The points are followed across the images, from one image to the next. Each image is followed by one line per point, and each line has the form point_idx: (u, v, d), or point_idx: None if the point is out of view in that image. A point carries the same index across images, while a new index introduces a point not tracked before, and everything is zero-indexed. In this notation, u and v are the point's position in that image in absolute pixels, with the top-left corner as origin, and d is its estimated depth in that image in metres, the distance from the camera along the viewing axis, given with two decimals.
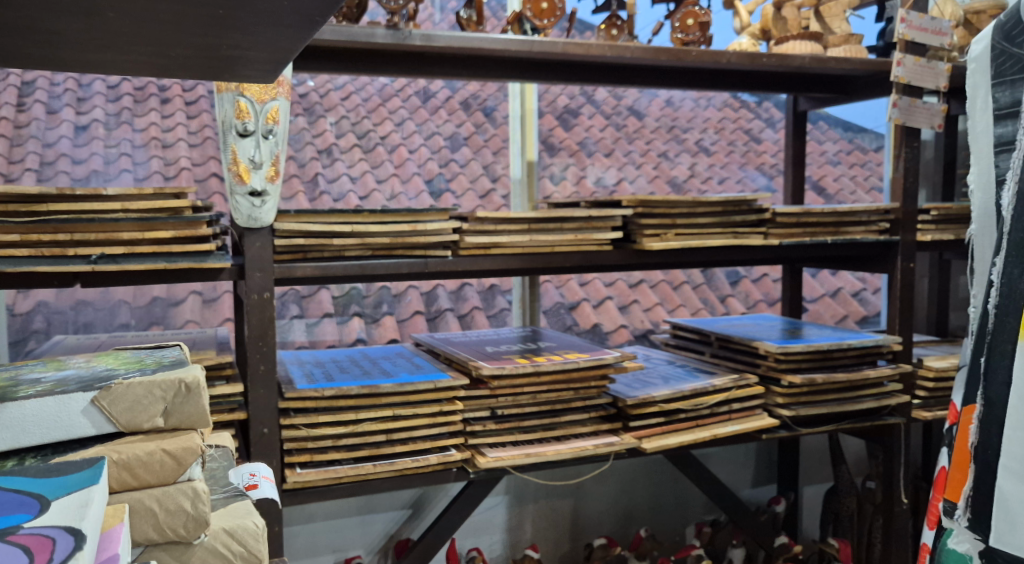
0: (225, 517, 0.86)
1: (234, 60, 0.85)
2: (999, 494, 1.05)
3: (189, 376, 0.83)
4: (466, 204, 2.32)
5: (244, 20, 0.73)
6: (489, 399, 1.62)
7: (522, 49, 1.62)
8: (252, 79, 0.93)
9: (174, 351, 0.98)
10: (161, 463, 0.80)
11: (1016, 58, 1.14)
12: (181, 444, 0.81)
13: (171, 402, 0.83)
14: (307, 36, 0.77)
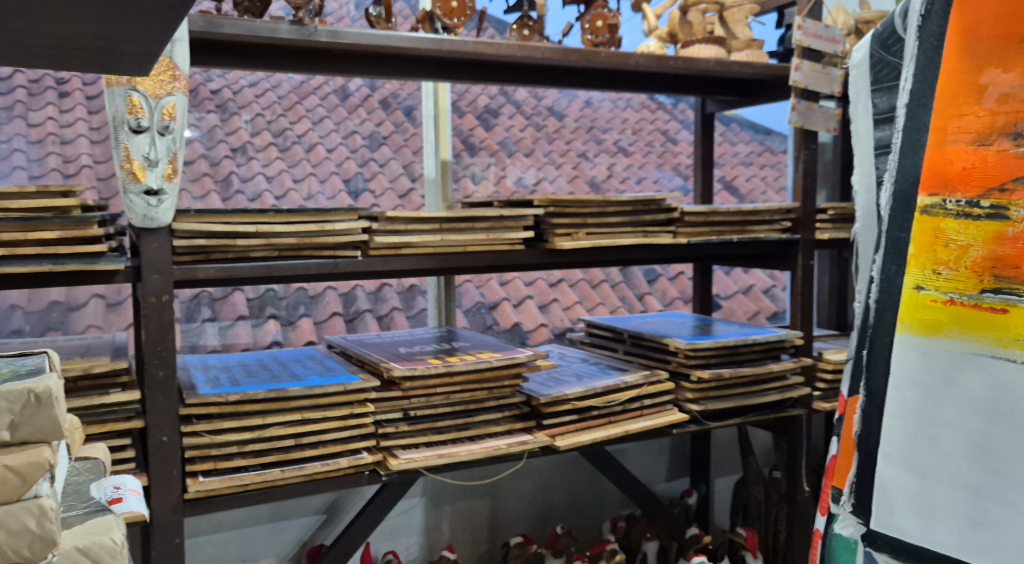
0: (80, 535, 0.85)
1: (110, 52, 0.84)
2: (881, 479, 1.11)
3: (40, 386, 0.81)
4: (385, 203, 2.27)
5: (111, 13, 0.73)
6: (401, 400, 1.62)
7: (432, 48, 1.61)
8: (129, 70, 0.93)
9: (37, 360, 0.96)
10: (4, 480, 0.79)
11: (891, 66, 1.20)
12: (27, 459, 0.80)
13: (19, 414, 0.81)
14: (176, 27, 0.77)
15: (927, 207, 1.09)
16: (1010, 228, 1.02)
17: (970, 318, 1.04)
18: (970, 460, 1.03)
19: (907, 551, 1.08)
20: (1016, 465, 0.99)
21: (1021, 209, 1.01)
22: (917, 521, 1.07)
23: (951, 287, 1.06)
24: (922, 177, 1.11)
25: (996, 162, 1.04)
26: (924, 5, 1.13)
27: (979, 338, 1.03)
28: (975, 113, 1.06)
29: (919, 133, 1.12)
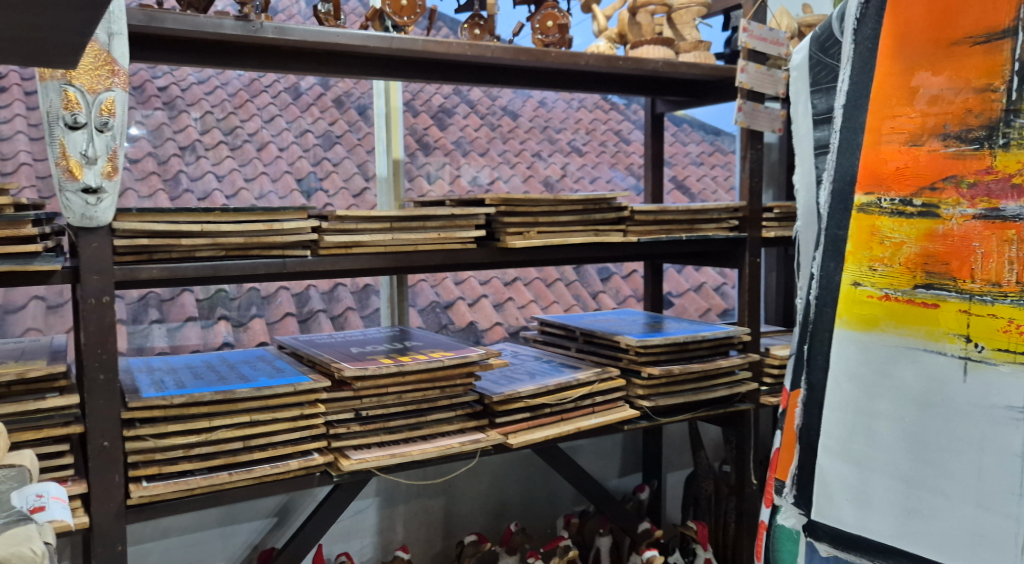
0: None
1: (41, 44, 0.87)
2: (821, 471, 1.14)
3: None
4: (339, 203, 2.24)
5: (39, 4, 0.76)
6: (353, 400, 1.61)
7: (382, 46, 1.60)
8: (59, 63, 0.95)
9: None
10: None
11: (829, 69, 1.22)
12: None
13: None
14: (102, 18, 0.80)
15: (863, 206, 1.13)
16: (941, 226, 1.06)
17: (904, 313, 1.08)
18: (905, 451, 1.07)
19: (845, 540, 1.11)
20: (948, 454, 1.03)
21: (950, 207, 1.06)
22: (855, 511, 1.10)
23: (886, 282, 1.10)
24: (859, 176, 1.14)
25: (927, 162, 1.08)
26: (859, 9, 1.16)
27: (913, 332, 1.07)
28: (907, 114, 1.10)
29: (855, 133, 1.15)
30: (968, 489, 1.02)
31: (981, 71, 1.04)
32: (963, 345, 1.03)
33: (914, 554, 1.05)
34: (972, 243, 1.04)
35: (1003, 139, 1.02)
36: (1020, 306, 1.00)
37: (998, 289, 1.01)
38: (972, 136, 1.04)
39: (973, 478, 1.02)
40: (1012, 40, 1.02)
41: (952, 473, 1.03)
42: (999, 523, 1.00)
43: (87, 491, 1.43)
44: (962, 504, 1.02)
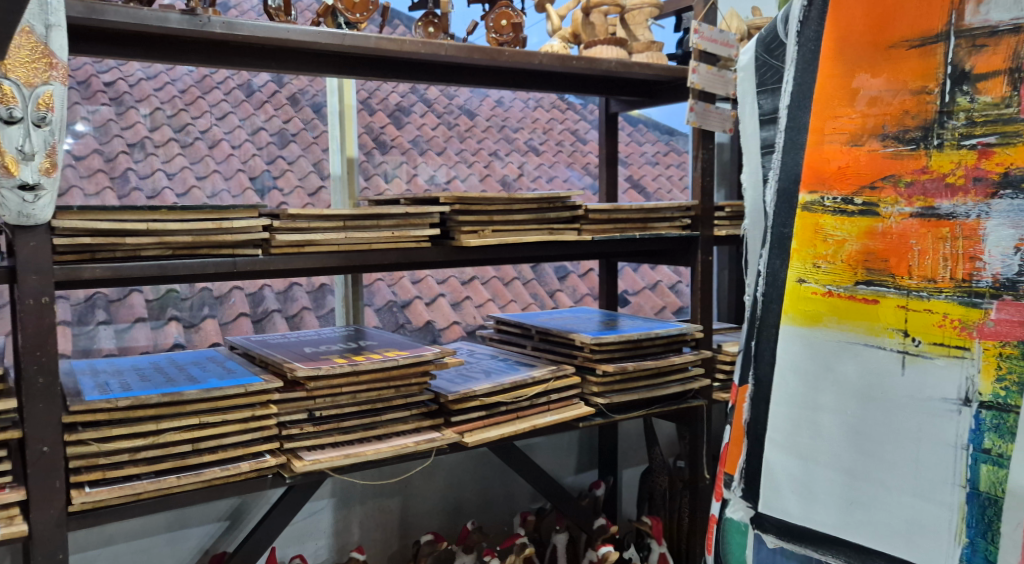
0: None
1: None
2: (768, 465, 1.16)
3: None
4: (294, 201, 2.21)
5: None
6: (306, 401, 1.60)
7: (334, 42, 1.59)
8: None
9: None
10: None
11: (774, 69, 1.24)
12: None
13: None
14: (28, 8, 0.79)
15: (807, 204, 1.15)
16: (880, 224, 1.09)
17: (846, 308, 1.10)
18: (847, 443, 1.09)
19: (790, 531, 1.13)
20: (887, 446, 1.06)
21: (889, 206, 1.09)
22: (799, 502, 1.13)
23: (830, 279, 1.13)
24: (803, 175, 1.16)
25: (867, 162, 1.11)
26: (803, 12, 1.18)
27: (855, 327, 1.10)
28: (848, 115, 1.12)
29: (799, 133, 1.17)
30: (906, 479, 1.05)
31: (916, 74, 1.07)
32: (901, 339, 1.06)
33: (856, 544, 1.08)
34: (910, 240, 1.07)
35: (938, 140, 1.05)
36: (954, 302, 1.03)
37: (933, 285, 1.05)
38: (909, 137, 1.07)
39: (911, 468, 1.05)
40: (945, 44, 1.05)
41: (891, 464, 1.06)
42: (935, 511, 1.03)
43: (26, 498, 1.39)
44: (901, 495, 1.05)
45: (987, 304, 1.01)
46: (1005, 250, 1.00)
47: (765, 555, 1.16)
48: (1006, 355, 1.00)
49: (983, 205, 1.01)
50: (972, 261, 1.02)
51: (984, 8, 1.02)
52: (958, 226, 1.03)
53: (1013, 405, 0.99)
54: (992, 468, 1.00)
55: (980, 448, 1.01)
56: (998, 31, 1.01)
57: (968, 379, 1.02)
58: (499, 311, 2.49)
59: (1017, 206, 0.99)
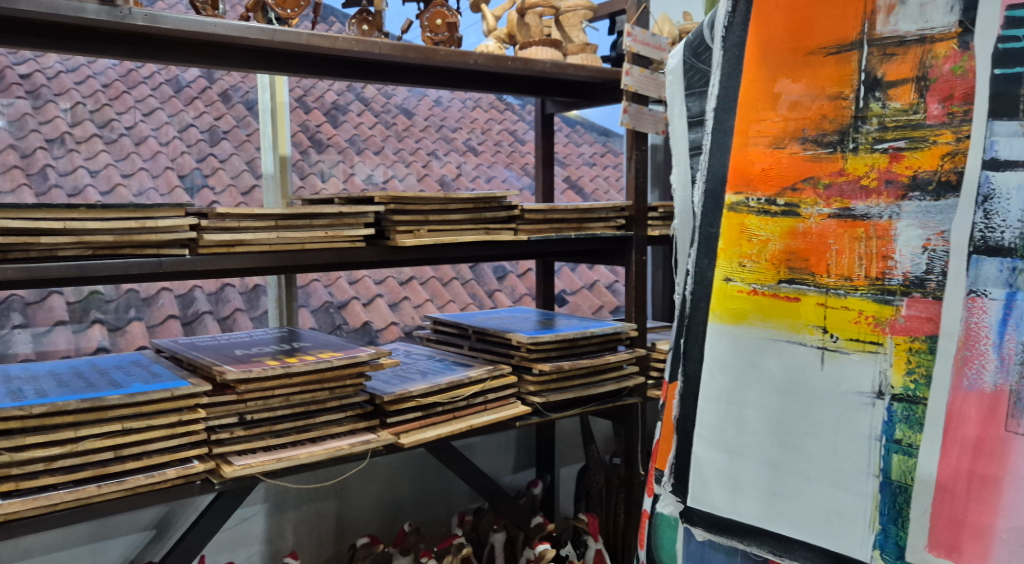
0: None
1: None
2: (696, 459, 1.19)
3: None
4: (227, 200, 2.18)
5: None
6: (237, 404, 1.57)
7: (264, 38, 1.56)
8: None
9: None
10: None
11: (701, 73, 1.27)
12: None
13: None
14: None
15: (733, 205, 1.18)
16: (801, 224, 1.13)
17: (770, 306, 1.14)
18: (771, 436, 1.13)
19: (717, 524, 1.17)
20: (807, 438, 1.10)
21: (809, 207, 1.12)
22: (726, 495, 1.16)
23: (754, 278, 1.16)
24: (728, 176, 1.19)
25: (789, 164, 1.14)
26: (727, 17, 1.21)
27: (777, 324, 1.13)
28: (771, 118, 1.16)
29: (725, 135, 1.20)
30: (825, 470, 1.09)
31: (833, 80, 1.11)
32: (820, 336, 1.10)
33: (779, 535, 1.12)
34: (829, 240, 1.10)
35: (853, 144, 1.09)
36: (869, 299, 1.07)
37: (850, 283, 1.09)
38: (826, 141, 1.11)
39: (830, 459, 1.09)
40: (858, 52, 1.09)
41: (810, 455, 1.10)
42: (851, 500, 1.07)
43: None
44: (820, 485, 1.09)
45: (898, 302, 1.05)
46: (914, 249, 1.04)
47: (694, 548, 1.21)
48: (915, 349, 1.04)
49: (895, 206, 1.06)
50: (885, 260, 1.06)
51: (893, 19, 1.07)
52: (872, 226, 1.07)
53: (922, 397, 1.04)
54: (903, 458, 1.04)
55: (892, 438, 1.05)
56: (906, 41, 1.06)
57: (881, 372, 1.06)
58: (438, 311, 2.49)
59: (925, 208, 1.04)
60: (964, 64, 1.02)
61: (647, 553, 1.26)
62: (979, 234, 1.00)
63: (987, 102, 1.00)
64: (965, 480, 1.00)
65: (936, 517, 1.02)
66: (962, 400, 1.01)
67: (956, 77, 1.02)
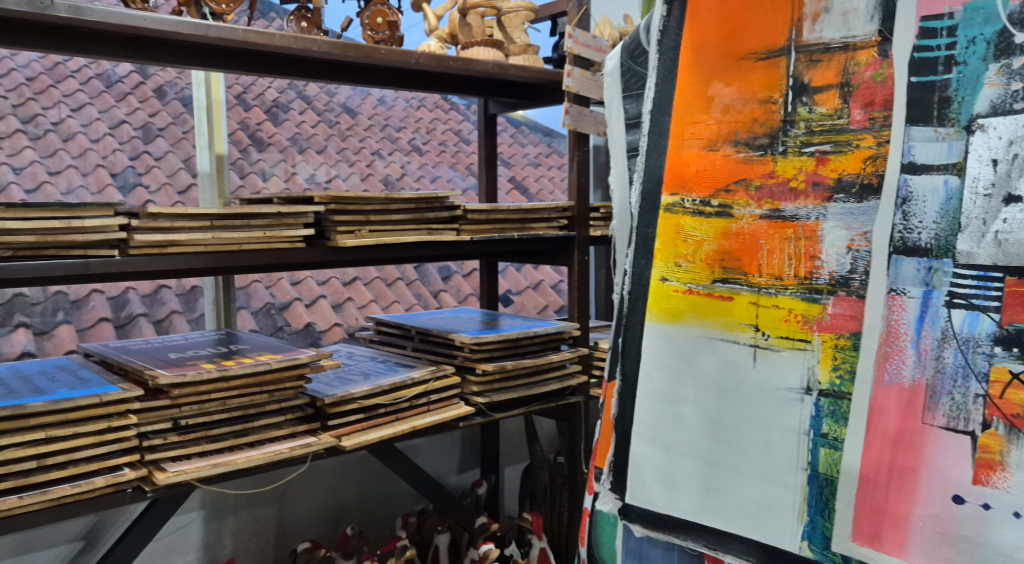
0: None
1: None
2: (634, 456, 1.22)
3: None
4: (161, 199, 2.11)
5: None
6: (171, 409, 1.54)
7: (197, 33, 1.53)
8: None
9: None
10: None
11: (638, 75, 1.29)
12: None
13: None
14: None
15: (669, 206, 1.21)
16: (734, 225, 1.16)
17: (704, 305, 1.17)
18: (705, 433, 1.16)
19: (654, 520, 1.19)
20: (740, 434, 1.13)
21: (741, 208, 1.15)
22: (662, 492, 1.19)
23: (689, 278, 1.19)
24: (664, 178, 1.22)
25: (722, 166, 1.17)
26: (662, 21, 1.23)
27: (712, 323, 1.16)
28: (704, 121, 1.19)
29: (661, 137, 1.23)
30: (756, 465, 1.12)
31: (764, 84, 1.14)
32: (753, 334, 1.13)
33: (713, 529, 1.14)
34: (760, 240, 1.14)
35: (782, 147, 1.12)
36: (798, 298, 1.10)
37: (780, 282, 1.12)
38: (758, 143, 1.14)
39: (761, 453, 1.12)
40: (786, 57, 1.12)
41: (743, 450, 1.13)
42: (781, 493, 1.10)
43: None
44: (752, 479, 1.12)
45: (825, 300, 1.08)
46: (839, 250, 1.08)
47: (632, 545, 1.23)
48: (840, 346, 1.07)
49: (822, 207, 1.09)
50: (812, 260, 1.09)
51: (818, 26, 1.10)
52: (801, 227, 1.10)
53: (846, 392, 1.07)
54: (829, 451, 1.07)
55: (819, 432, 1.08)
56: (831, 48, 1.09)
57: (809, 368, 1.09)
58: (383, 312, 2.48)
59: (849, 210, 1.07)
60: (883, 72, 1.05)
61: (587, 550, 1.28)
62: (898, 235, 1.04)
63: (905, 108, 1.03)
64: (886, 471, 1.03)
65: (860, 507, 1.05)
66: (883, 395, 1.04)
67: (876, 84, 1.06)
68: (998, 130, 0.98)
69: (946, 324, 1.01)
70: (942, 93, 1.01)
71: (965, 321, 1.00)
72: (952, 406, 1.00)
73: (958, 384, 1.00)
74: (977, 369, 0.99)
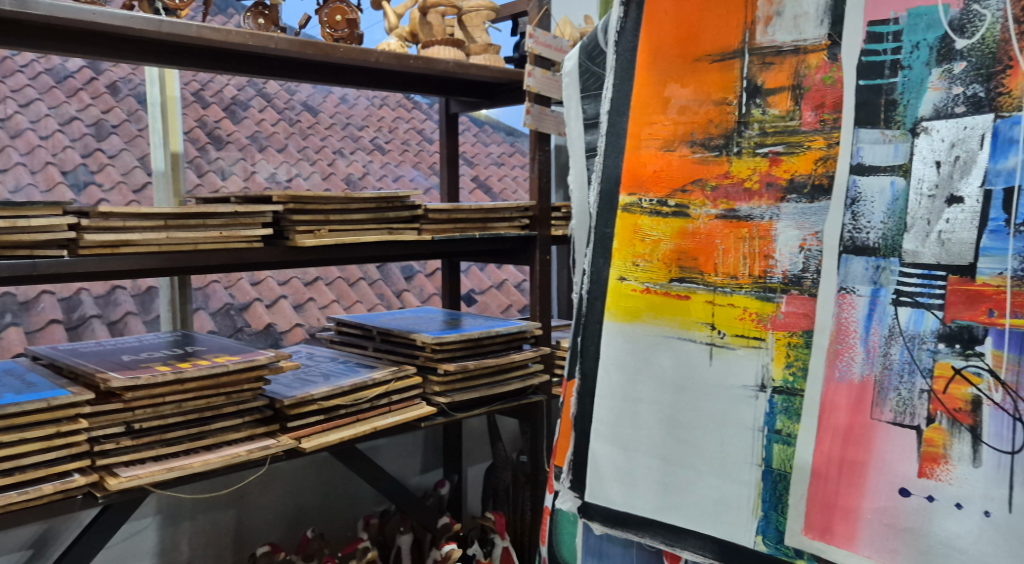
0: None
1: None
2: (593, 455, 1.24)
3: None
4: (116, 198, 2.11)
5: None
6: (124, 413, 1.52)
7: (149, 28, 1.51)
8: None
9: None
10: None
11: (596, 76, 1.30)
12: None
13: None
14: None
15: (627, 206, 1.23)
16: (690, 224, 1.17)
17: (662, 304, 1.19)
18: (662, 430, 1.17)
19: (613, 518, 1.21)
20: (697, 431, 1.15)
21: (697, 208, 1.17)
22: (621, 490, 1.21)
23: (647, 277, 1.20)
24: (622, 177, 1.24)
25: (678, 166, 1.19)
26: (619, 22, 1.25)
27: (669, 321, 1.18)
28: (662, 122, 1.20)
29: (619, 138, 1.24)
30: (712, 462, 1.14)
31: (718, 86, 1.16)
32: (709, 332, 1.15)
33: (670, 525, 1.16)
34: (716, 240, 1.15)
35: (737, 148, 1.14)
36: (752, 296, 1.12)
37: (735, 281, 1.13)
38: (713, 144, 1.16)
39: (717, 450, 1.13)
40: (740, 60, 1.14)
41: (699, 448, 1.15)
42: (736, 489, 1.12)
43: None
44: (708, 476, 1.14)
45: (779, 298, 1.10)
46: (791, 249, 1.10)
47: (592, 542, 1.25)
48: (793, 343, 1.09)
49: (775, 208, 1.11)
50: (766, 259, 1.11)
51: (771, 30, 1.12)
52: (755, 227, 1.12)
53: (799, 389, 1.09)
54: (782, 447, 1.09)
55: (772, 429, 1.10)
56: (783, 51, 1.11)
57: (763, 366, 1.11)
58: (345, 312, 2.46)
59: (801, 210, 1.09)
60: (833, 75, 1.07)
61: (548, 549, 1.30)
62: (848, 235, 1.06)
63: (854, 111, 1.05)
64: (837, 466, 1.05)
65: (811, 501, 1.07)
66: (834, 391, 1.06)
67: (827, 86, 1.08)
68: (940, 133, 1.00)
69: (893, 322, 1.03)
70: (888, 96, 1.03)
71: (910, 319, 1.02)
72: (898, 401, 1.02)
73: (904, 380, 1.02)
74: (922, 365, 1.01)
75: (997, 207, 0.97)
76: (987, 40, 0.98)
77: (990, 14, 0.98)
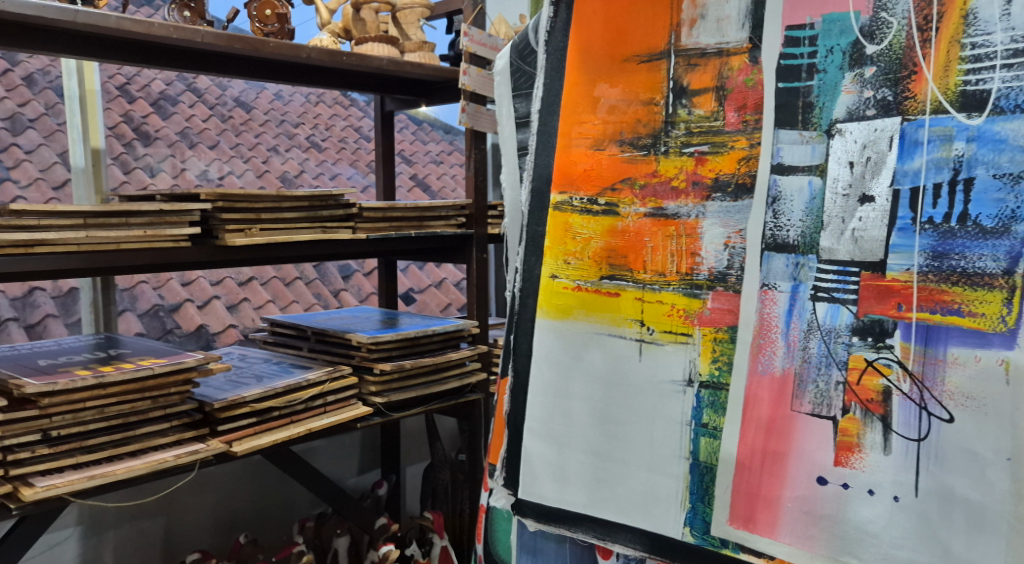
0: None
1: None
2: (526, 451, 1.25)
3: None
4: (33, 195, 2.05)
5: None
6: (40, 420, 1.47)
7: (65, 19, 1.46)
8: None
9: None
10: None
11: (527, 75, 1.32)
12: None
13: None
14: None
15: (558, 204, 1.24)
16: (620, 222, 1.19)
17: (592, 301, 1.21)
18: (593, 426, 1.19)
19: (546, 513, 1.22)
20: (628, 426, 1.17)
21: (626, 206, 1.19)
22: (554, 486, 1.22)
23: (578, 274, 1.22)
24: (553, 176, 1.25)
25: (608, 165, 1.21)
26: (549, 22, 1.26)
27: (600, 319, 1.20)
28: (591, 121, 1.22)
29: (550, 137, 1.26)
30: (642, 456, 1.16)
31: (646, 86, 1.18)
32: (638, 329, 1.17)
33: (601, 520, 1.18)
34: (644, 238, 1.17)
35: (664, 147, 1.16)
36: (679, 293, 1.14)
37: (663, 278, 1.16)
38: (641, 144, 1.18)
39: (646, 445, 1.15)
40: (666, 61, 1.16)
41: (630, 442, 1.17)
42: (665, 482, 1.14)
43: None
44: (638, 470, 1.16)
45: (705, 295, 1.13)
46: (717, 246, 1.12)
47: (527, 539, 1.27)
48: (718, 339, 1.12)
49: (700, 206, 1.13)
50: (693, 256, 1.14)
51: (695, 32, 1.14)
52: (682, 225, 1.14)
53: (724, 383, 1.11)
54: (709, 440, 1.12)
55: (699, 422, 1.12)
56: (707, 53, 1.13)
57: (690, 361, 1.13)
58: (280, 311, 2.43)
59: (725, 208, 1.12)
60: (754, 77, 1.10)
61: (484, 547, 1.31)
62: (769, 233, 1.08)
63: (774, 112, 1.08)
64: (760, 457, 1.08)
65: (736, 492, 1.09)
66: (758, 384, 1.09)
67: (748, 88, 1.10)
68: (854, 134, 1.04)
69: (811, 317, 1.06)
70: (806, 98, 1.06)
71: (827, 313, 1.05)
72: (816, 393, 1.05)
73: (822, 372, 1.05)
74: (838, 358, 1.04)
75: (905, 205, 1.01)
76: (894, 46, 1.02)
77: (897, 22, 1.02)
